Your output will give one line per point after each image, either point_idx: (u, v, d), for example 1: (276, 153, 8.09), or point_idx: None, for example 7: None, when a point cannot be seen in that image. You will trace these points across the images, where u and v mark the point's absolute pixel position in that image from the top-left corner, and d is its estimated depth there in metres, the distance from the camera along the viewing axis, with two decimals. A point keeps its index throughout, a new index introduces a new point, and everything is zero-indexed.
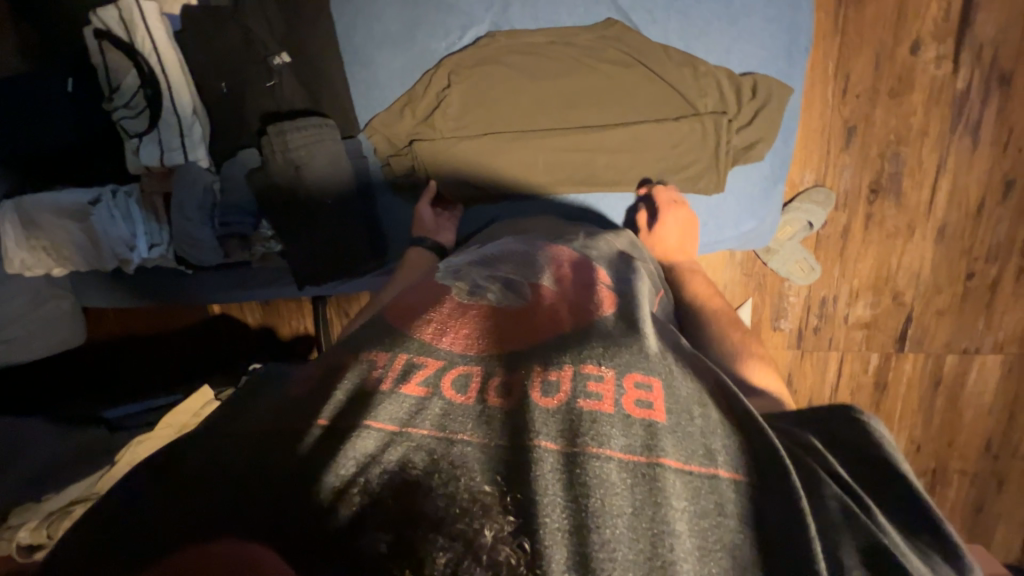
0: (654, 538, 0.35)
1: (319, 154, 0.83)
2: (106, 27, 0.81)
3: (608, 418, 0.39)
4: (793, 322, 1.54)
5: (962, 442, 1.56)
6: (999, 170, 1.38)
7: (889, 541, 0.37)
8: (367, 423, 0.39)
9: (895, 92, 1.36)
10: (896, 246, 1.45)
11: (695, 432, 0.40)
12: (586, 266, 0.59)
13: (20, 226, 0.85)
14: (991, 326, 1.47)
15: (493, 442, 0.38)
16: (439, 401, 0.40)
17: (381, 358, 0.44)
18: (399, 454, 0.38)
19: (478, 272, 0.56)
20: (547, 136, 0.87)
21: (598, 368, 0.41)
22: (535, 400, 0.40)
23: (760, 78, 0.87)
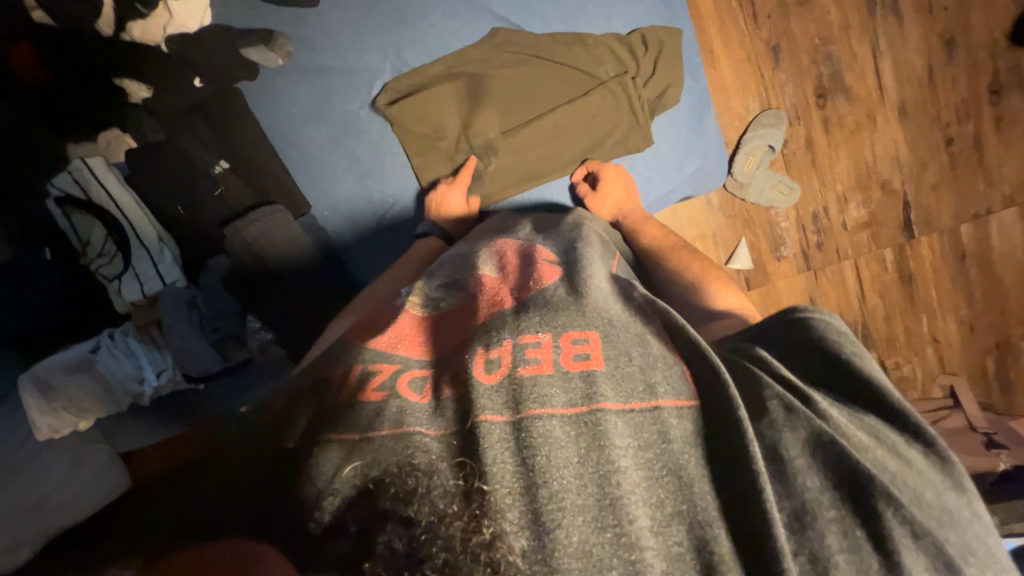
0: (602, 479, 0.48)
1: (276, 237, 0.88)
2: (65, 192, 0.88)
3: (548, 379, 0.53)
4: (794, 246, 1.51)
5: (1014, 306, 1.47)
6: (934, 34, 1.37)
7: (825, 424, 0.51)
8: (331, 438, 0.50)
9: (802, 0, 1.39)
10: (864, 139, 1.43)
11: (634, 373, 0.55)
12: (522, 250, 0.75)
13: (38, 395, 0.89)
14: (992, 182, 1.42)
15: (446, 431, 0.51)
16: (395, 402, 0.53)
17: (339, 374, 0.57)
18: (361, 456, 0.48)
19: (429, 280, 0.72)
20: (475, 150, 0.91)
21: (535, 335, 0.56)
22: (479, 378, 0.53)
23: (647, 33, 0.92)
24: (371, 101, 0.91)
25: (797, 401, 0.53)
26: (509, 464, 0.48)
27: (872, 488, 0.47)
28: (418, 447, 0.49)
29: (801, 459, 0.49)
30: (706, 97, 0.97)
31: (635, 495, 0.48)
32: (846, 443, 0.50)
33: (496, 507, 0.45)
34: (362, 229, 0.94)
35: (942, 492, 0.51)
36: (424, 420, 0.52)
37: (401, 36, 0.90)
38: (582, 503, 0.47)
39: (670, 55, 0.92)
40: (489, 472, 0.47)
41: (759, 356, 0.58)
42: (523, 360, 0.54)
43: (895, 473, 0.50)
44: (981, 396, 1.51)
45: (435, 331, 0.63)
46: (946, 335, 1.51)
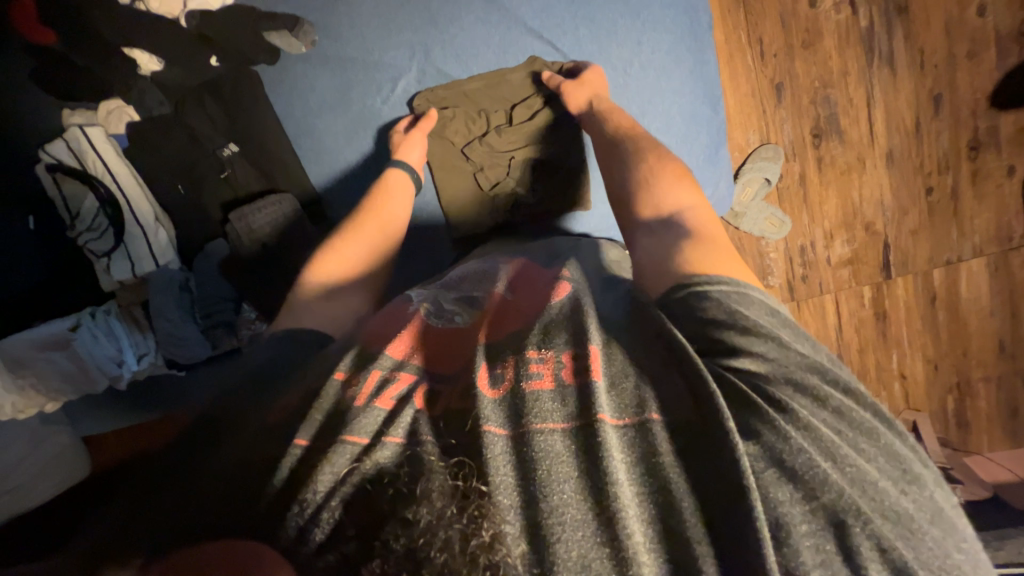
0: (599, 492, 0.46)
1: (283, 227, 0.86)
2: (57, 160, 0.84)
3: (549, 394, 0.52)
4: (781, 277, 1.57)
5: (975, 349, 1.56)
6: (923, 89, 1.45)
7: (801, 437, 0.48)
8: (344, 439, 0.49)
9: (807, 43, 1.44)
10: (853, 180, 1.51)
11: (628, 388, 0.53)
12: (539, 272, 0.76)
13: (4, 370, 0.85)
14: (964, 232, 1.51)
15: (450, 440, 0.50)
16: (410, 410, 0.53)
17: (353, 376, 0.56)
18: (371, 458, 0.48)
19: (446, 296, 0.72)
20: (490, 167, 0.92)
21: (539, 352, 0.55)
22: (484, 391, 0.53)
23: (673, 60, 0.93)
24: (394, 100, 0.91)
25: (762, 399, 0.51)
26: (511, 477, 0.47)
27: (836, 502, 0.45)
28: (425, 453, 0.48)
29: (765, 471, 0.47)
30: (724, 129, 0.99)
31: (633, 509, 0.46)
32: (812, 450, 0.48)
33: (497, 512, 0.44)
34: None
35: (910, 494, 0.49)
36: (434, 433, 0.51)
37: (429, 36, 0.90)
38: (581, 517, 0.45)
39: (693, 87, 0.95)
40: (491, 485, 0.46)
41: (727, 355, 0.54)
42: (526, 374, 0.53)
43: (865, 483, 0.47)
44: (940, 431, 1.61)
45: (445, 345, 0.62)
46: (913, 372, 1.59)
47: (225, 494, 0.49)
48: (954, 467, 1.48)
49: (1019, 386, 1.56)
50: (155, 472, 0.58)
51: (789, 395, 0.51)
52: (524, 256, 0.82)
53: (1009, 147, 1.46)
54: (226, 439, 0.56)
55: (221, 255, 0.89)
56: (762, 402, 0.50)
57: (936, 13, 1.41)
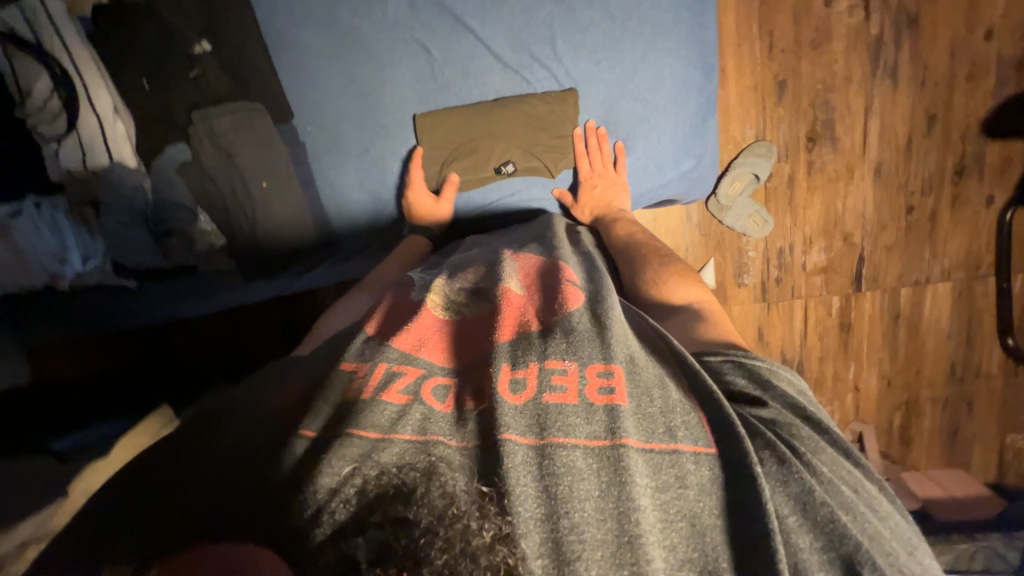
0: (621, 516, 0.47)
1: (247, 141, 0.87)
2: (8, 28, 0.77)
3: (573, 409, 0.52)
4: (756, 276, 1.59)
5: (928, 370, 1.61)
6: (920, 106, 1.45)
7: (817, 483, 0.52)
8: (351, 433, 0.49)
9: (816, 43, 1.43)
10: (839, 189, 1.52)
11: (655, 412, 0.54)
12: (554, 270, 0.73)
13: None
14: (936, 254, 1.54)
15: (468, 444, 0.50)
16: (419, 407, 0.53)
17: (361, 367, 0.56)
18: (373, 459, 0.47)
19: (450, 285, 0.72)
20: (471, 112, 0.92)
21: (562, 363, 0.55)
22: (505, 397, 0.52)
23: (674, 21, 0.91)
24: (383, 21, 0.87)
25: (787, 449, 0.54)
26: (532, 489, 0.47)
27: (851, 547, 0.48)
28: (439, 457, 0.48)
29: (791, 517, 0.50)
30: (714, 100, 0.98)
31: (653, 536, 0.47)
32: (832, 501, 0.51)
33: (512, 523, 0.44)
34: (345, 156, 0.93)
35: (917, 557, 0.52)
36: (444, 436, 0.51)
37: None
38: (600, 539, 0.46)
39: (689, 52, 0.93)
40: (509, 494, 0.46)
41: (755, 408, 0.59)
42: (548, 386, 0.53)
43: (870, 531, 0.50)
44: (883, 445, 1.66)
45: (455, 338, 0.62)
46: (867, 385, 1.63)
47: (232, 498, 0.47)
48: (890, 479, 1.54)
49: (962, 409, 1.62)
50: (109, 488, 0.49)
51: (804, 445, 0.56)
52: (528, 251, 0.81)
53: (991, 177, 1.49)
54: (215, 451, 0.52)
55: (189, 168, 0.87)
56: (787, 452, 0.53)
57: (945, 31, 1.41)
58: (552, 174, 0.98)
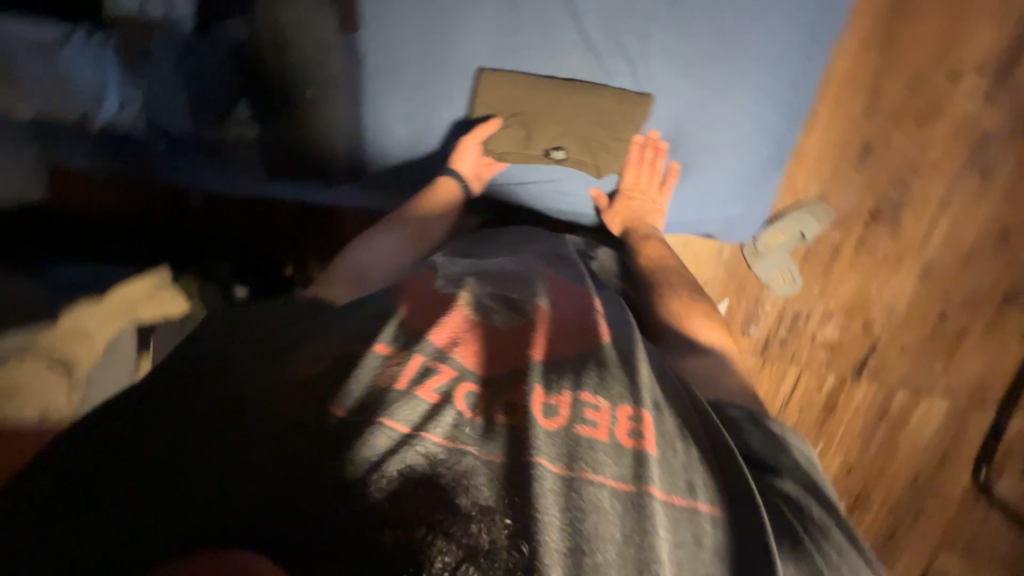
0: (642, 563, 0.49)
1: (305, 32, 0.91)
2: None
3: (602, 446, 0.55)
4: (763, 330, 1.56)
5: (890, 473, 1.61)
6: (999, 220, 1.36)
7: (821, 559, 0.55)
8: (381, 422, 0.52)
9: (922, 118, 1.32)
10: (879, 275, 1.45)
11: (678, 467, 0.57)
12: (580, 298, 0.75)
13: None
14: (948, 370, 1.50)
15: (497, 459, 0.52)
16: (451, 411, 0.55)
17: (396, 355, 0.58)
18: (406, 458, 0.51)
19: (480, 287, 0.72)
20: (535, 84, 0.91)
21: (594, 398, 0.58)
22: (539, 421, 0.55)
23: (775, 56, 0.87)
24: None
25: (798, 524, 0.57)
26: (559, 519, 0.49)
27: None
28: (467, 467, 0.51)
29: None
30: (787, 154, 0.93)
31: None
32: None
33: (541, 548, 0.47)
34: (406, 88, 0.94)
35: None
36: (473, 445, 0.53)
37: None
38: None
39: (778, 95, 0.89)
40: (540, 522, 0.48)
41: (769, 475, 0.61)
42: (581, 418, 0.56)
43: None
44: None
45: (487, 344, 0.62)
46: (826, 467, 1.64)
47: (254, 482, 0.51)
48: None
49: (908, 520, 1.62)
50: (119, 449, 0.51)
51: (815, 516, 0.58)
52: (560, 272, 0.83)
53: None
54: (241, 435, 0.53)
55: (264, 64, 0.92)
56: (800, 530, 0.56)
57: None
58: (597, 174, 0.96)
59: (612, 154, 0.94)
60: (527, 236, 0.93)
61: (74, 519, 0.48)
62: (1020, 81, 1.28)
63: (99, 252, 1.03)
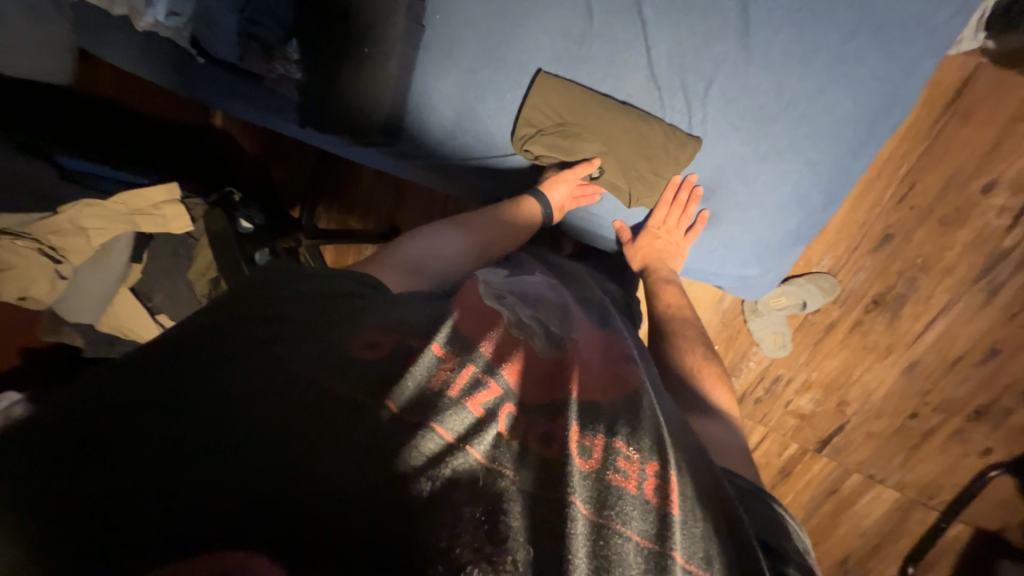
0: None
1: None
2: None
3: (630, 498, 0.55)
4: (743, 384, 1.62)
5: (825, 546, 1.68)
6: (989, 337, 1.36)
7: None
8: (434, 428, 0.56)
9: (946, 220, 1.32)
10: (865, 360, 1.48)
11: (699, 536, 0.54)
12: (609, 344, 0.81)
13: None
14: (906, 465, 1.53)
15: (531, 487, 0.54)
16: (494, 431, 0.58)
17: (450, 364, 0.64)
18: (448, 469, 0.53)
19: (523, 309, 0.79)
20: (589, 95, 0.91)
21: (626, 447, 0.59)
22: (575, 459, 0.57)
23: (830, 132, 0.86)
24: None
25: None
26: (584, 562, 0.49)
27: None
28: (502, 489, 0.53)
29: None
30: (816, 230, 0.94)
31: None
32: None
33: None
34: (461, 71, 0.97)
35: None
36: (510, 469, 0.55)
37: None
38: None
39: (823, 172, 0.89)
40: (564, 558, 0.49)
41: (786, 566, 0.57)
42: (613, 465, 0.57)
43: None
44: None
45: (525, 368, 0.67)
46: None
47: (297, 462, 0.54)
48: None
49: None
50: (141, 433, 0.56)
51: None
52: (596, 316, 0.88)
53: (1008, 436, 1.42)
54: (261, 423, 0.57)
55: (329, 13, 0.89)
56: None
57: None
58: (629, 202, 0.99)
59: (647, 189, 0.96)
60: (571, 277, 0.99)
61: (153, 443, 0.55)
62: None
63: (119, 158, 1.15)
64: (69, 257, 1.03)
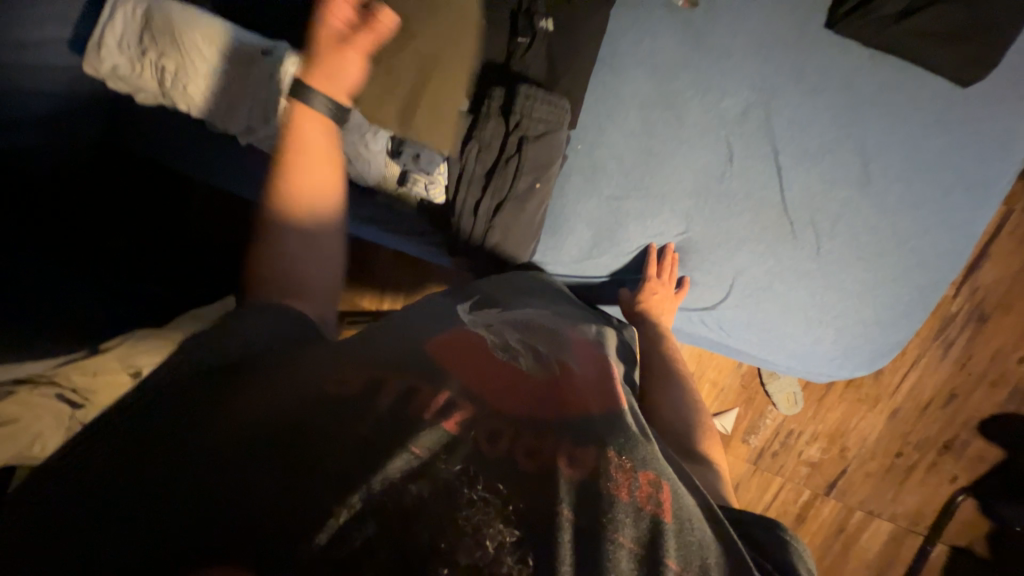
0: None
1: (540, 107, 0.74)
2: None
3: (622, 507, 0.38)
4: (761, 441, 1.45)
5: None
6: (949, 382, 1.37)
7: None
8: (410, 448, 0.37)
9: None
10: (860, 410, 1.41)
11: (694, 541, 0.38)
12: (603, 360, 0.59)
13: (136, 44, 0.70)
14: (899, 497, 1.44)
15: (513, 500, 0.37)
16: (470, 447, 0.39)
17: (420, 389, 0.43)
18: (395, 495, 0.35)
19: (512, 332, 0.58)
20: (718, 195, 0.82)
21: (618, 457, 0.41)
22: (562, 471, 0.39)
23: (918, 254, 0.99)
24: (711, 110, 0.81)
25: None
26: None
27: None
28: (473, 509, 0.36)
29: None
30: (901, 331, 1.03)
31: None
32: None
33: None
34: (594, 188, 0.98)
35: None
36: (482, 482, 0.37)
37: (781, 85, 0.81)
38: None
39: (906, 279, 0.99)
40: None
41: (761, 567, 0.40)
42: (605, 473, 0.40)
43: None
44: None
45: (499, 384, 0.48)
46: None
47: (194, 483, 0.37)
48: None
49: None
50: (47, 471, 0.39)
51: None
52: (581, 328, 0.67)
53: (972, 465, 1.40)
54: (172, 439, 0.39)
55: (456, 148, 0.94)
56: None
57: (1011, 325, 1.32)
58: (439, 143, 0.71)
59: (379, 103, 0.70)
60: (534, 280, 0.78)
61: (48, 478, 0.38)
62: (985, 278, 1.31)
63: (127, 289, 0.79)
64: (94, 398, 0.65)
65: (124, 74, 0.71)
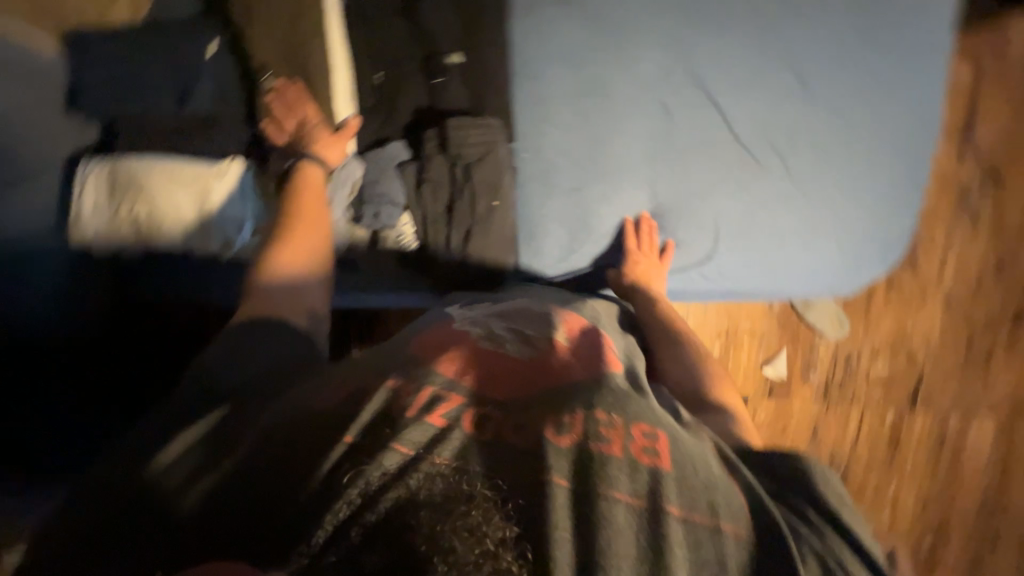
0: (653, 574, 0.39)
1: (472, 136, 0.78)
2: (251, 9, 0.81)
3: (616, 462, 0.44)
4: (821, 374, 1.36)
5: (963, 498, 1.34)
6: (992, 251, 1.30)
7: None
8: (394, 445, 0.43)
9: None
10: (910, 310, 1.33)
11: (695, 482, 0.44)
12: (587, 327, 0.62)
13: (106, 201, 0.78)
14: (988, 385, 1.33)
15: (485, 464, 0.43)
16: (458, 434, 0.45)
17: (407, 389, 0.49)
18: (393, 485, 0.41)
19: (497, 322, 0.61)
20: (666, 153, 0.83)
21: (609, 417, 0.46)
22: (550, 439, 0.44)
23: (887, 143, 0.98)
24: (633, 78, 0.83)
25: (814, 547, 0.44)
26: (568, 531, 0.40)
27: None
28: (454, 480, 0.41)
29: None
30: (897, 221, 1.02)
31: None
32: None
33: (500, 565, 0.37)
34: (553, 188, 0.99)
35: None
36: (483, 474, 0.42)
37: (694, 31, 0.82)
38: None
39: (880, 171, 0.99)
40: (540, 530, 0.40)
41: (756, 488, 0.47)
42: (595, 434, 0.45)
43: None
44: None
45: (484, 369, 0.53)
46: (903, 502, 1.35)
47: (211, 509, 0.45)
48: None
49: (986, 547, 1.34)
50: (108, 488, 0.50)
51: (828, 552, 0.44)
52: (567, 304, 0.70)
53: None
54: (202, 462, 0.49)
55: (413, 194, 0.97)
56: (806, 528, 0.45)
57: None
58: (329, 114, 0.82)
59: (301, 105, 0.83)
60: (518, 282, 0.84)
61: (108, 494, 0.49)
62: (982, 138, 1.26)
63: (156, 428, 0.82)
64: None
65: (105, 230, 0.79)
